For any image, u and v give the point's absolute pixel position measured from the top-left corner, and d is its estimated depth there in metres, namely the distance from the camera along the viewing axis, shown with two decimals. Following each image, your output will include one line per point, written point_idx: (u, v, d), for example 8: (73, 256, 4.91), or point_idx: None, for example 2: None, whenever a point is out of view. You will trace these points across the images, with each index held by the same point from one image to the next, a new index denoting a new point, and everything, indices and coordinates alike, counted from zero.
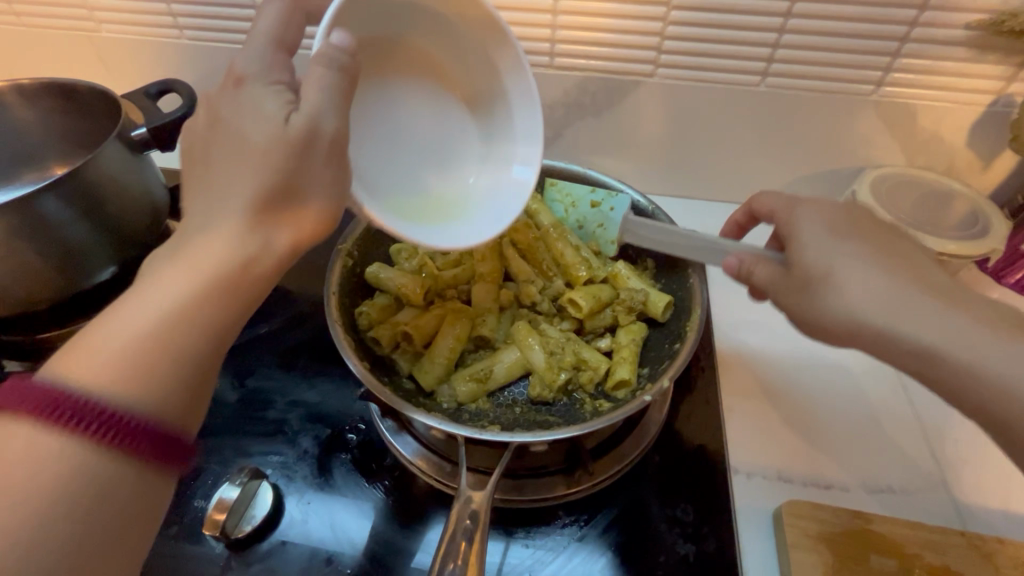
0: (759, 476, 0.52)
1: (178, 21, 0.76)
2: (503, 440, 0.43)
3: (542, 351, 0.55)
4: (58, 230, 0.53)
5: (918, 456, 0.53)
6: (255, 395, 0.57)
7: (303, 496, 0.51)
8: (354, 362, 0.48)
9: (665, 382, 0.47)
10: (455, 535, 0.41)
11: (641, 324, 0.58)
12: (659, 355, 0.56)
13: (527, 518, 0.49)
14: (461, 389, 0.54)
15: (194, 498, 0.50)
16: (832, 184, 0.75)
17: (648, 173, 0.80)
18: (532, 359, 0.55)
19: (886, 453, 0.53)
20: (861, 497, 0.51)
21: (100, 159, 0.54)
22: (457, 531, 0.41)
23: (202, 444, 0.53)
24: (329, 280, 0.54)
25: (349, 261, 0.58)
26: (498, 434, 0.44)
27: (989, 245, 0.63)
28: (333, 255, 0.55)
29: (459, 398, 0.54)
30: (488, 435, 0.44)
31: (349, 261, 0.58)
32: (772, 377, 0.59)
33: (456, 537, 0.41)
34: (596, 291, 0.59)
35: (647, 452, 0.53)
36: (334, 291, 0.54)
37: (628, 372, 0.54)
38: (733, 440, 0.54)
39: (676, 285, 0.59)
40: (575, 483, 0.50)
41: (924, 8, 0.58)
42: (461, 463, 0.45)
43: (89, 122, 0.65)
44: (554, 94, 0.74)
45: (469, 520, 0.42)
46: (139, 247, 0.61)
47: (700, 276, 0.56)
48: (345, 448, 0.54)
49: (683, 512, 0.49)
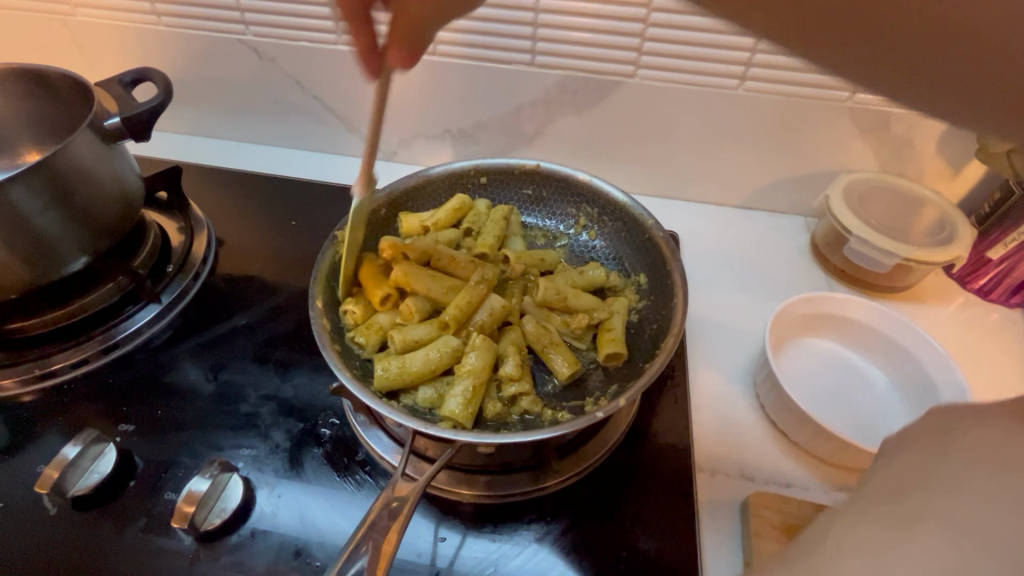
0: (722, 474, 0.53)
1: (157, 9, 0.75)
2: (447, 438, 0.45)
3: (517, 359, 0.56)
4: (28, 220, 0.52)
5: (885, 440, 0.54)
6: (228, 388, 0.58)
7: (273, 490, 0.51)
8: (326, 349, 0.50)
9: (621, 401, 0.48)
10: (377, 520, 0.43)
11: (620, 338, 0.59)
12: (631, 371, 0.59)
13: (495, 514, 0.50)
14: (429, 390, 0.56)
15: (164, 491, 0.51)
16: (807, 189, 0.77)
17: (627, 173, 0.81)
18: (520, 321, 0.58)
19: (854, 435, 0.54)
20: (824, 495, 0.52)
21: (72, 145, 0.53)
22: (382, 513, 0.43)
23: (176, 437, 0.54)
24: (318, 264, 0.57)
25: (343, 247, 0.61)
26: (444, 431, 0.45)
27: (953, 253, 0.65)
28: (328, 241, 0.58)
29: (418, 403, 0.56)
30: (434, 432, 0.45)
31: (345, 246, 0.61)
32: (737, 377, 0.61)
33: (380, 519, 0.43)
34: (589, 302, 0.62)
35: (614, 450, 0.54)
36: (321, 274, 0.57)
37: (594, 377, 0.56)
38: (699, 439, 0.56)
39: (661, 306, 0.61)
40: (542, 480, 0.51)
41: None
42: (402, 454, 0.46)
43: (61, 110, 0.65)
44: (536, 93, 0.75)
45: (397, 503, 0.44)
46: (114, 238, 0.60)
47: (682, 295, 0.57)
48: (317, 442, 0.54)
49: (646, 509, 0.50)
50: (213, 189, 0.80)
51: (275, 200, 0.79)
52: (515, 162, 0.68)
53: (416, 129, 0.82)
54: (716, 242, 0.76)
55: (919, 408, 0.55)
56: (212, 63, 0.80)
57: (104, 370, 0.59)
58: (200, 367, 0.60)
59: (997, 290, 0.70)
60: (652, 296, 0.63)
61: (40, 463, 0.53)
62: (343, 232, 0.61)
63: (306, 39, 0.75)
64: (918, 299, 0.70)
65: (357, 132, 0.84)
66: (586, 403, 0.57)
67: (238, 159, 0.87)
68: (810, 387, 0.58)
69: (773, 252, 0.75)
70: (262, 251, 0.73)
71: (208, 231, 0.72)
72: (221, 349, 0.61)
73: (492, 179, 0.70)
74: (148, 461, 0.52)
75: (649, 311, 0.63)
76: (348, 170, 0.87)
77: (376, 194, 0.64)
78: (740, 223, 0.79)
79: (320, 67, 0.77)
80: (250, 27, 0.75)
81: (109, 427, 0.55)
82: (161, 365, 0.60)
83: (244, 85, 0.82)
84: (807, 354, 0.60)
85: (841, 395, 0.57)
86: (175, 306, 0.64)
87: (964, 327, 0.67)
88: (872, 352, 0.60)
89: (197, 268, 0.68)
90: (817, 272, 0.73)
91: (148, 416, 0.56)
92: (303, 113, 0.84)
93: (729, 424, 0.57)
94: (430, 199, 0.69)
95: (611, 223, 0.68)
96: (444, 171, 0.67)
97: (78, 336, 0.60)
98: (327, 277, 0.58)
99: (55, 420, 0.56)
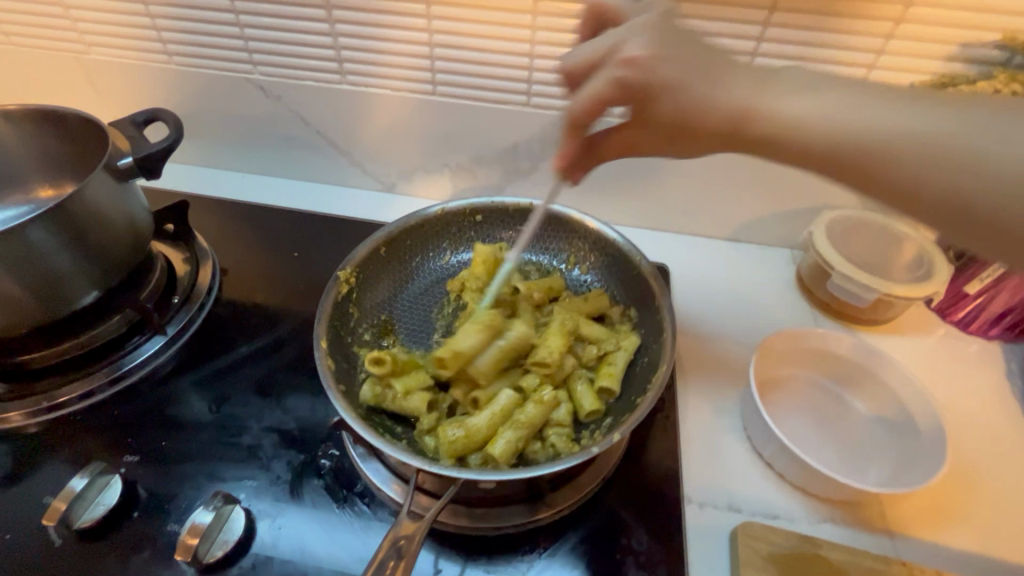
0: (710, 505, 0.55)
1: (168, 48, 0.78)
2: (452, 475, 0.47)
3: (532, 400, 0.57)
4: (44, 260, 0.54)
5: (869, 472, 0.56)
6: (231, 420, 0.60)
7: (274, 521, 0.52)
8: (331, 389, 0.52)
9: (616, 436, 0.50)
10: (385, 557, 0.45)
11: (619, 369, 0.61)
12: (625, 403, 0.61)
13: (489, 545, 0.51)
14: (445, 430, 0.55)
15: (167, 522, 0.52)
16: (792, 224, 0.80)
17: (620, 207, 0.84)
18: (541, 356, 0.60)
19: (841, 469, 0.56)
20: (807, 526, 0.54)
21: (88, 187, 0.56)
22: (389, 551, 0.45)
23: (179, 468, 0.56)
24: (322, 305, 0.60)
25: (345, 289, 0.64)
26: (448, 469, 0.47)
27: (931, 287, 0.67)
28: (331, 282, 0.61)
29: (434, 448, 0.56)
30: (439, 470, 0.47)
31: (346, 288, 0.63)
32: (725, 409, 0.63)
33: (388, 557, 0.45)
34: (592, 336, 0.64)
35: (605, 481, 0.56)
36: (325, 316, 0.60)
37: (593, 404, 0.59)
38: (689, 472, 0.57)
39: (652, 338, 0.63)
40: (535, 511, 0.53)
41: (880, 53, 0.62)
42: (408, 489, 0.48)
43: (74, 148, 0.67)
44: (531, 131, 0.78)
45: (404, 541, 0.45)
46: (123, 273, 0.62)
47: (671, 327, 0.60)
48: (317, 473, 0.56)
49: (636, 540, 0.52)
50: (218, 220, 0.83)
51: (278, 231, 0.81)
52: (510, 201, 0.71)
53: (416, 163, 0.85)
54: (705, 274, 0.79)
55: (900, 444, 0.57)
56: (220, 99, 0.83)
57: (110, 401, 0.61)
58: (203, 399, 0.61)
59: (975, 322, 0.72)
60: (642, 330, 0.65)
61: (46, 494, 0.54)
62: (345, 273, 0.63)
63: (312, 79, 0.78)
64: (899, 331, 0.72)
65: (359, 165, 0.87)
66: (582, 436, 0.59)
67: (242, 190, 0.90)
68: (801, 423, 0.60)
69: (761, 284, 0.78)
70: (265, 282, 0.75)
71: (213, 262, 0.74)
72: (223, 380, 0.63)
73: (488, 216, 0.73)
74: (151, 493, 0.54)
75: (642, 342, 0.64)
76: (350, 201, 0.89)
77: (375, 235, 0.67)
78: (729, 256, 0.82)
79: (324, 104, 0.81)
80: (257, 67, 0.78)
81: (114, 458, 0.56)
82: (166, 396, 0.61)
83: (250, 120, 0.85)
84: (796, 389, 0.62)
85: (829, 431, 0.59)
86: (180, 337, 0.66)
87: (944, 359, 0.70)
88: (857, 385, 0.62)
89: (202, 299, 0.70)
90: (802, 304, 0.75)
91: (152, 447, 0.57)
92: (307, 146, 0.87)
93: (720, 458, 0.58)
94: (429, 238, 0.72)
95: (600, 257, 0.70)
96: (441, 211, 0.70)
97: (85, 367, 0.61)
98: (332, 319, 0.61)
99: (61, 451, 0.57)
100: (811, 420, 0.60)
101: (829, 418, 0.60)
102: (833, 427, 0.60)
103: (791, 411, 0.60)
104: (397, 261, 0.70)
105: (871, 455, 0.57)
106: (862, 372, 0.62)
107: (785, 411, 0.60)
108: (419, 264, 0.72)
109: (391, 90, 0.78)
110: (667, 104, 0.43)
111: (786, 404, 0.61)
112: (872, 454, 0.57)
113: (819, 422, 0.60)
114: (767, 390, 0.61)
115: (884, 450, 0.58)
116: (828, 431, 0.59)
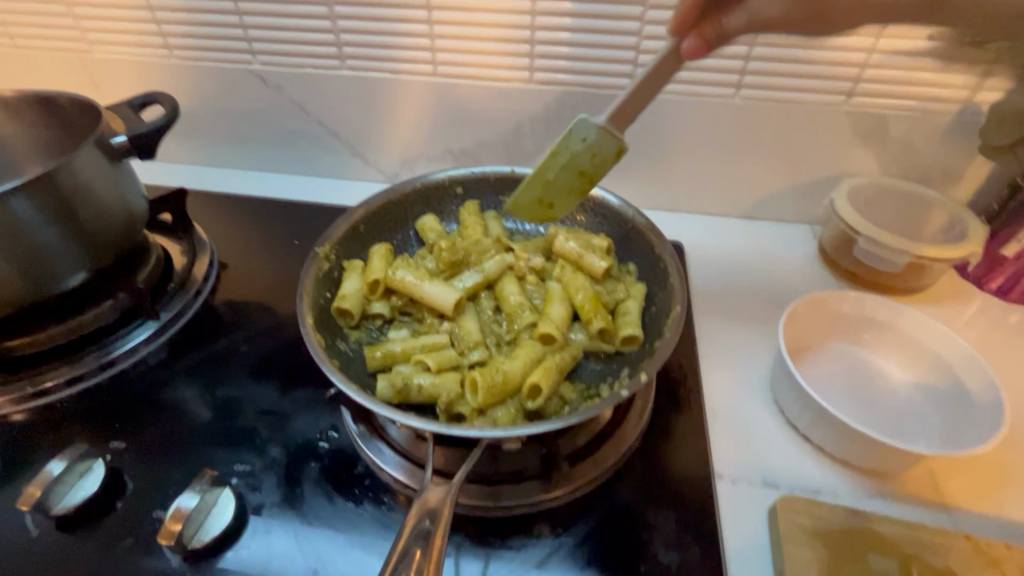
0: (744, 481, 0.50)
1: (168, 41, 0.78)
2: (471, 436, 0.42)
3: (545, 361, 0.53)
4: (27, 235, 0.52)
5: (917, 439, 0.51)
6: (225, 404, 0.56)
7: (268, 507, 0.48)
8: (323, 361, 0.48)
9: (641, 378, 0.47)
10: (411, 540, 0.39)
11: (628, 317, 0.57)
12: (637, 355, 0.57)
13: (503, 528, 0.47)
14: (459, 386, 0.52)
15: (153, 509, 0.48)
16: (810, 197, 0.76)
17: (630, 189, 0.81)
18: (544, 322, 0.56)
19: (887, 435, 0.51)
20: (853, 500, 0.49)
21: (77, 161, 0.54)
22: (414, 535, 0.39)
23: (167, 454, 0.52)
24: (303, 280, 0.55)
25: (326, 265, 0.59)
26: (465, 429, 0.43)
27: (966, 249, 0.63)
28: (309, 258, 0.57)
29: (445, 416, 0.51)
30: (455, 431, 0.42)
31: (327, 264, 0.59)
32: (753, 382, 0.58)
33: (413, 543, 0.38)
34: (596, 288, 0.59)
35: (627, 458, 0.51)
36: (307, 291, 0.55)
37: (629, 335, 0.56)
38: (717, 447, 0.52)
39: (660, 289, 0.58)
40: (552, 489, 0.48)
41: None
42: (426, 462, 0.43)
43: (67, 135, 0.66)
44: (535, 109, 0.76)
45: (428, 522, 0.39)
46: (114, 256, 0.60)
47: (680, 279, 0.55)
48: (315, 456, 0.52)
49: (665, 518, 0.47)
50: (218, 214, 0.81)
51: (279, 222, 0.80)
52: (491, 170, 0.67)
53: (418, 151, 0.84)
54: (720, 251, 0.75)
55: (948, 412, 0.52)
56: (220, 92, 0.82)
57: (98, 388, 0.58)
58: (195, 385, 0.58)
59: (1015, 289, 0.68)
60: (643, 281, 0.61)
61: (26, 483, 0.50)
62: (324, 249, 0.59)
63: (311, 66, 0.77)
64: (934, 301, 0.68)
65: (361, 156, 0.86)
66: (598, 390, 0.55)
67: (244, 185, 0.88)
68: (835, 390, 0.55)
69: (780, 260, 0.74)
70: (265, 271, 0.72)
71: (211, 253, 0.72)
72: (216, 365, 0.60)
73: (469, 188, 0.68)
74: (136, 480, 0.50)
75: (650, 295, 0.60)
76: (352, 193, 0.87)
77: (352, 211, 0.63)
78: (745, 233, 0.78)
79: (325, 92, 0.80)
80: (257, 57, 0.78)
81: (99, 445, 0.53)
82: (156, 382, 0.58)
83: (251, 113, 0.84)
84: (825, 355, 0.58)
85: (866, 400, 0.55)
86: (173, 323, 0.63)
87: (986, 328, 0.65)
88: (894, 351, 0.58)
89: (198, 286, 0.67)
90: (827, 277, 0.71)
91: (140, 432, 0.54)
92: (307, 138, 0.85)
93: (752, 430, 0.54)
94: (411, 212, 0.68)
95: (588, 217, 0.66)
96: (420, 183, 0.66)
97: (73, 353, 0.59)
98: (315, 293, 0.56)
99: (43, 440, 0.54)
100: (846, 387, 0.56)
101: (864, 386, 0.56)
102: (868, 394, 0.55)
103: (824, 379, 0.56)
104: (380, 236, 0.66)
105: (915, 421, 0.53)
106: (899, 337, 0.58)
107: (815, 378, 0.56)
108: (401, 241, 0.68)
109: (391, 74, 0.76)
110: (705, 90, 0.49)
111: (815, 371, 0.56)
112: (917, 420, 0.53)
113: (854, 390, 0.55)
114: (796, 356, 0.56)
115: (928, 415, 0.53)
116: (864, 399, 0.55)
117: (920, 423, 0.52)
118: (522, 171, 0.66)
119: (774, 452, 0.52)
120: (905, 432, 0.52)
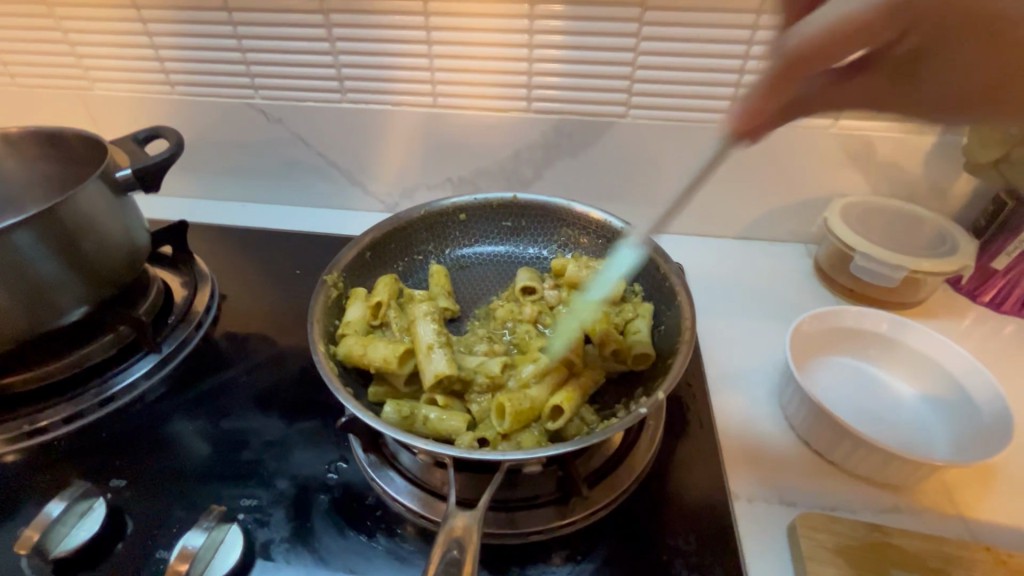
0: (761, 500, 0.50)
1: (170, 78, 0.79)
2: (492, 459, 0.42)
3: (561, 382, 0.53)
4: (28, 268, 0.51)
5: (930, 451, 0.51)
6: (230, 437, 0.55)
7: (277, 542, 0.47)
8: (338, 388, 0.47)
9: (660, 394, 0.47)
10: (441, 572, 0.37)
11: (638, 336, 0.57)
12: (650, 373, 0.57)
13: (520, 555, 0.46)
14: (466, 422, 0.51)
15: (156, 549, 0.47)
16: (804, 217, 0.78)
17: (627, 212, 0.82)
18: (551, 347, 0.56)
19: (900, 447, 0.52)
20: (871, 516, 0.48)
21: (82, 194, 0.54)
22: (443, 566, 0.38)
23: (170, 490, 0.50)
24: (313, 308, 0.55)
25: (333, 293, 0.60)
26: (487, 453, 0.42)
27: (959, 263, 0.65)
28: (318, 286, 0.57)
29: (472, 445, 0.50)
30: (477, 454, 0.42)
31: (335, 292, 0.59)
32: (762, 399, 0.58)
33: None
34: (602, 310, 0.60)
35: (643, 479, 0.50)
36: (317, 319, 0.55)
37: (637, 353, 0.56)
38: (731, 467, 0.52)
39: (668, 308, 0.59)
40: (569, 514, 0.47)
41: None
42: (449, 488, 0.42)
43: (69, 169, 0.66)
44: (533, 137, 0.78)
45: (456, 549, 0.38)
46: (115, 288, 0.59)
47: (687, 297, 0.56)
48: (324, 488, 0.51)
49: (685, 541, 0.46)
50: (218, 245, 0.81)
51: (280, 253, 0.80)
52: (493, 197, 0.68)
53: (417, 180, 0.85)
54: (719, 271, 0.77)
55: (957, 425, 0.52)
56: (221, 126, 0.83)
57: (97, 424, 0.56)
58: (198, 419, 0.57)
59: (1008, 301, 0.69)
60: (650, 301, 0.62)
61: (22, 525, 0.48)
62: (332, 277, 0.59)
63: (312, 98, 0.79)
64: (931, 315, 0.69)
65: (361, 186, 0.87)
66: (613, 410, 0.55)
67: (243, 217, 0.89)
68: (844, 405, 0.55)
69: (778, 278, 0.75)
70: (267, 301, 0.72)
71: (212, 284, 0.71)
72: (219, 398, 0.59)
73: (473, 214, 0.69)
74: (138, 519, 0.48)
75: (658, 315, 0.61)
76: (352, 223, 0.88)
77: (358, 239, 0.63)
78: (742, 254, 0.80)
79: (325, 123, 0.81)
80: (258, 91, 0.79)
81: (98, 483, 0.51)
82: (157, 417, 0.57)
83: (251, 146, 0.85)
84: (831, 371, 0.58)
85: (876, 413, 0.55)
86: (175, 356, 0.62)
87: (983, 340, 0.66)
88: (897, 365, 0.58)
89: (200, 317, 0.67)
90: (825, 294, 0.72)
91: (141, 469, 0.52)
92: (308, 169, 0.86)
93: (765, 448, 0.54)
94: (416, 239, 0.68)
95: (590, 239, 0.67)
96: (425, 211, 0.67)
97: (73, 389, 0.57)
98: (325, 322, 0.56)
99: (40, 479, 0.52)
100: (855, 400, 0.56)
101: (872, 400, 0.56)
102: (877, 408, 0.55)
103: (833, 395, 0.56)
104: (385, 264, 0.67)
105: (927, 431, 0.53)
106: (902, 350, 0.58)
107: (824, 394, 0.56)
108: (406, 268, 0.68)
109: (392, 105, 0.78)
110: (862, 95, 0.34)
111: (823, 387, 0.57)
112: (928, 431, 0.53)
113: (863, 404, 0.56)
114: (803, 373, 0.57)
115: (938, 425, 0.53)
116: (873, 411, 0.55)
117: (931, 434, 0.53)
118: (524, 197, 0.67)
119: (789, 469, 0.52)
120: (919, 443, 0.52)
